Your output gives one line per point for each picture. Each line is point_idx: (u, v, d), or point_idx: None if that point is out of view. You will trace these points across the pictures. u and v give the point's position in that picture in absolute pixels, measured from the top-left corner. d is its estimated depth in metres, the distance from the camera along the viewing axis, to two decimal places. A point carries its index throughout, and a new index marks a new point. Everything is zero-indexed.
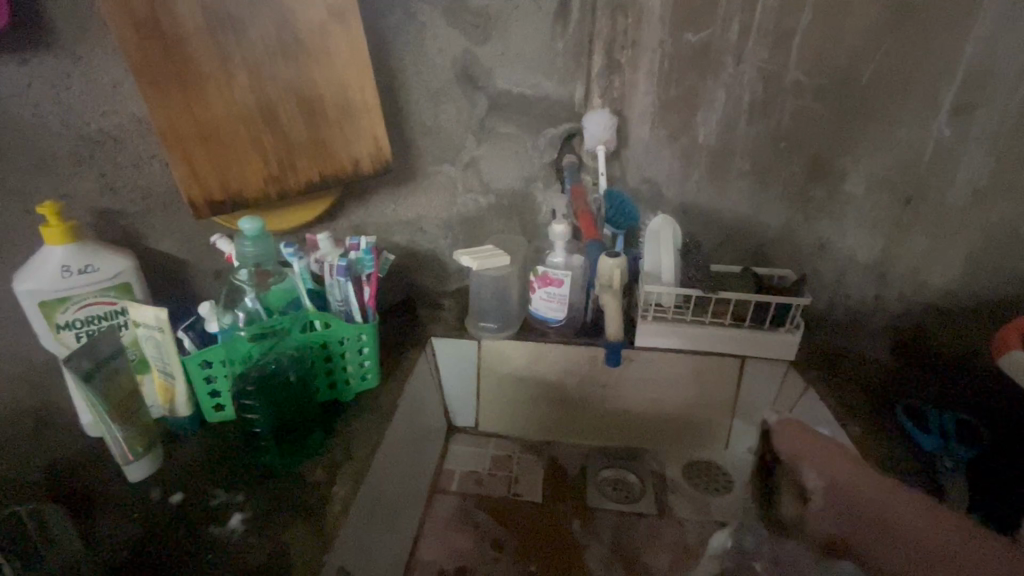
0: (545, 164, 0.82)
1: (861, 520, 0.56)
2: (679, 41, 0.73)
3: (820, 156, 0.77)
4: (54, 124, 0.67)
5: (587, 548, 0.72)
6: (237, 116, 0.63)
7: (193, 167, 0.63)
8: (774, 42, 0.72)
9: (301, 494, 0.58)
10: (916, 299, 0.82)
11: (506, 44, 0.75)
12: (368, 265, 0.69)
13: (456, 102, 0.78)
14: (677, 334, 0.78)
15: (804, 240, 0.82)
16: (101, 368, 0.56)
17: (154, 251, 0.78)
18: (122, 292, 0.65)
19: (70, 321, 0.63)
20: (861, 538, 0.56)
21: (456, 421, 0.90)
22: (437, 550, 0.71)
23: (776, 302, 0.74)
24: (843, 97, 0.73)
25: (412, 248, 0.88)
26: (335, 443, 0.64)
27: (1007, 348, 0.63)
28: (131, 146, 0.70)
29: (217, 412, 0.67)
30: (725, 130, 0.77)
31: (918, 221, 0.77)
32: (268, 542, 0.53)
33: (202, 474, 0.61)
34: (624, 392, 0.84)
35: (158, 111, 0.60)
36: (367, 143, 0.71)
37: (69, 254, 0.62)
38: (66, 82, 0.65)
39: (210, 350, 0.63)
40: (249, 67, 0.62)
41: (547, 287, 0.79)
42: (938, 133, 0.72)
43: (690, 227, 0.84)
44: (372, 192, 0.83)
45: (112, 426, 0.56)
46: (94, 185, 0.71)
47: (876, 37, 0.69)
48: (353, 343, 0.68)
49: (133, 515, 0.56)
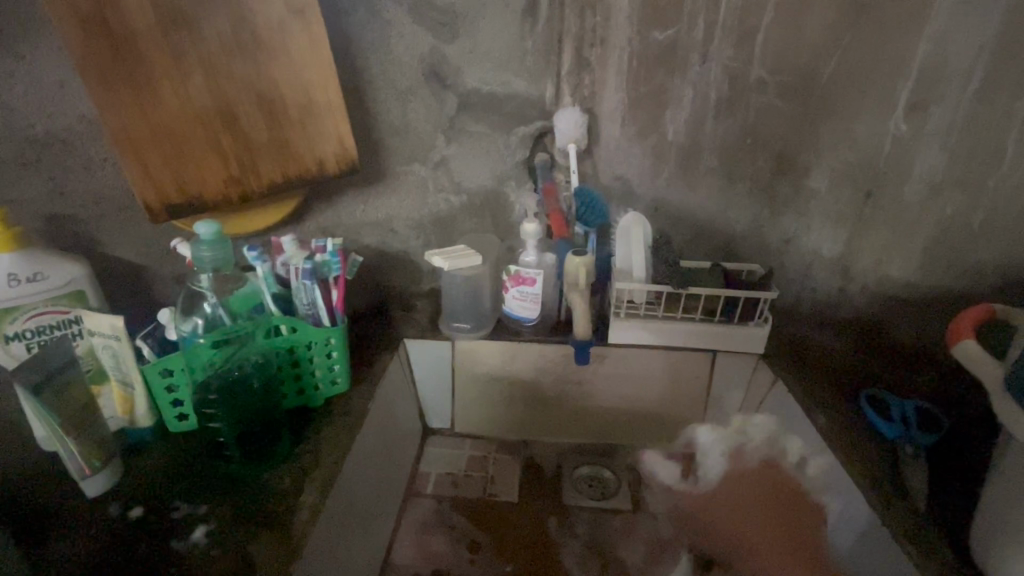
0: (516, 163, 0.82)
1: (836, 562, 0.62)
2: (646, 39, 0.74)
3: (784, 152, 0.78)
4: (0, 125, 0.64)
5: (562, 545, 0.72)
6: (192, 117, 0.61)
7: (148, 170, 0.61)
8: (738, 40, 0.73)
9: (268, 504, 0.56)
10: (880, 291, 0.83)
11: (473, 42, 0.74)
12: (335, 268, 0.67)
13: (424, 100, 0.77)
14: (648, 330, 0.79)
15: (771, 236, 0.83)
16: (54, 381, 0.54)
17: (111, 257, 0.75)
18: (75, 300, 0.63)
19: (19, 331, 0.60)
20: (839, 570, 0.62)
21: (431, 423, 0.90)
22: (412, 554, 0.70)
23: (745, 296, 0.75)
24: (805, 94, 0.74)
25: (384, 249, 0.87)
26: (304, 449, 0.63)
27: (960, 336, 0.63)
28: (83, 148, 0.67)
29: (181, 422, 0.65)
30: (692, 128, 0.78)
31: (879, 214, 0.79)
32: (234, 554, 0.52)
33: (165, 487, 0.59)
34: (599, 389, 0.85)
35: (109, 112, 0.58)
36: (331, 143, 0.69)
37: (16, 261, 0.59)
38: (10, 81, 0.63)
39: (170, 359, 0.60)
40: (206, 66, 0.60)
41: (520, 286, 0.78)
42: (896, 129, 0.74)
43: (660, 224, 0.85)
44: (341, 193, 0.82)
45: (66, 440, 0.54)
46: (45, 189, 0.69)
47: (835, 36, 0.70)
48: (321, 347, 0.67)
49: (90, 532, 0.54)
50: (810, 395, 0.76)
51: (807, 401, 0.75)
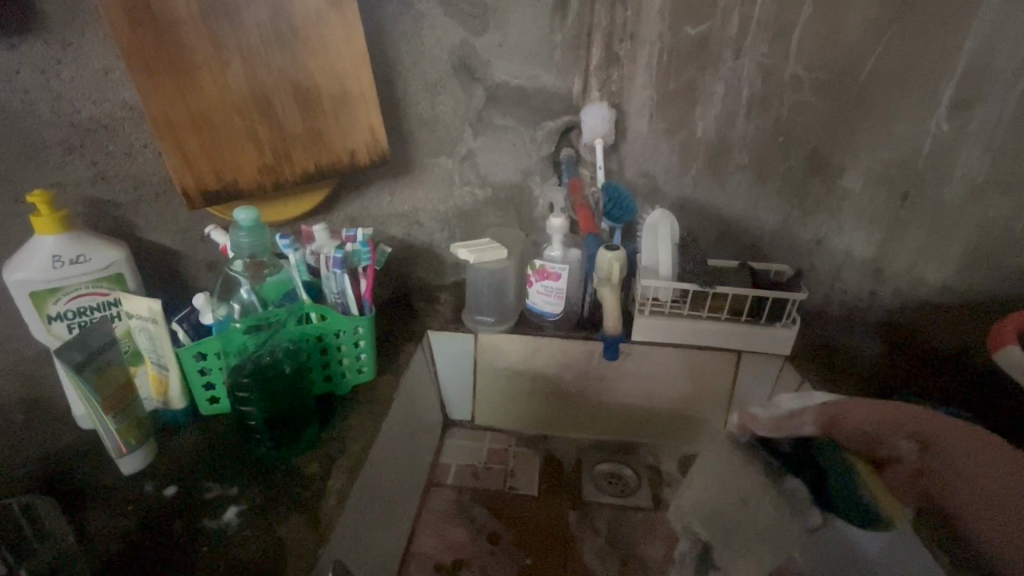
0: (542, 157, 0.82)
1: (971, 483, 0.50)
2: (679, 34, 0.73)
3: (818, 150, 0.77)
4: (44, 112, 0.66)
5: (582, 539, 0.72)
6: (231, 105, 0.62)
7: (187, 157, 0.62)
8: (773, 36, 0.72)
9: (297, 487, 0.57)
10: (912, 296, 0.80)
11: (504, 35, 0.74)
12: (364, 257, 0.67)
13: (453, 92, 0.77)
14: (674, 329, 0.78)
15: (800, 236, 0.82)
16: (94, 360, 0.55)
17: (146, 242, 0.77)
18: (114, 283, 0.64)
19: (62, 312, 0.62)
20: (974, 501, 0.50)
21: (453, 416, 0.90)
22: (433, 543, 0.71)
23: (774, 296, 0.74)
24: (841, 92, 0.73)
25: (409, 241, 0.88)
26: (331, 436, 0.64)
27: (1003, 344, 0.63)
28: (123, 135, 0.69)
29: (212, 404, 0.67)
30: (723, 125, 0.77)
31: (916, 217, 0.76)
32: (265, 536, 0.53)
33: (197, 467, 0.60)
34: (621, 385, 0.84)
35: (151, 99, 0.59)
36: (363, 133, 0.70)
37: (60, 244, 0.61)
38: (56, 68, 0.64)
39: (205, 342, 0.62)
40: (244, 55, 0.61)
41: (544, 280, 0.78)
42: (936, 128, 0.71)
43: (687, 222, 0.85)
44: (369, 183, 0.82)
45: (106, 418, 0.56)
46: (86, 174, 0.70)
47: (874, 32, 0.69)
48: (350, 335, 0.68)
49: (126, 508, 0.56)
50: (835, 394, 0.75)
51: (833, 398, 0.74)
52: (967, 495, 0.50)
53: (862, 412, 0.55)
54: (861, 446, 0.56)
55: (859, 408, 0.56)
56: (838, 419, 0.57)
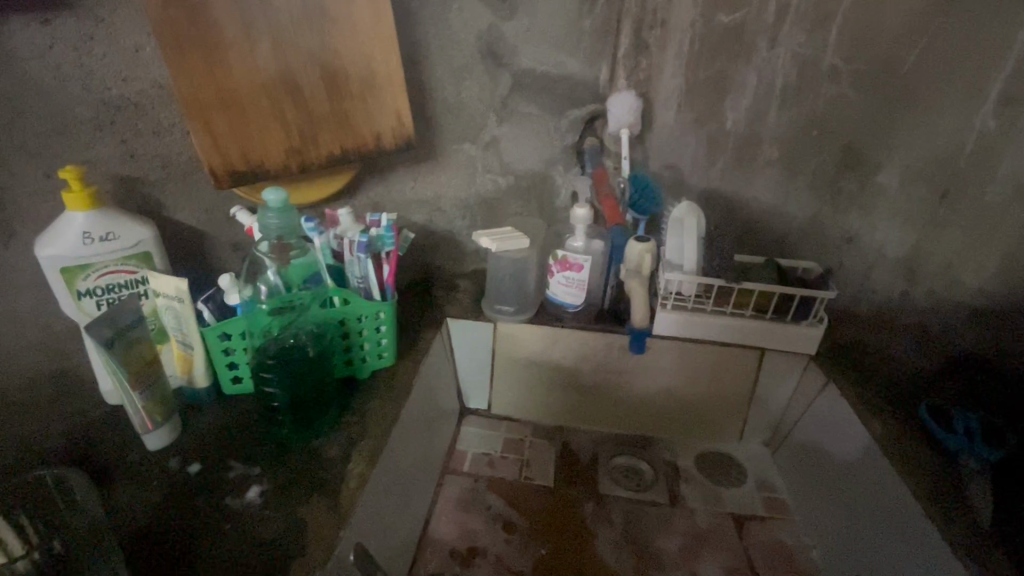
0: (567, 146, 0.80)
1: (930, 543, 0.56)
2: (712, 22, 0.71)
3: (854, 145, 0.74)
4: (76, 88, 0.66)
5: (597, 533, 0.72)
6: (259, 86, 0.62)
7: (214, 136, 0.62)
8: (811, 25, 0.69)
9: (317, 469, 0.58)
10: (946, 296, 0.80)
11: (532, 20, 0.72)
12: (388, 243, 0.67)
13: (480, 78, 0.76)
14: (697, 324, 0.76)
15: (830, 234, 0.80)
16: (122, 336, 0.56)
17: (172, 222, 0.77)
18: (142, 261, 0.64)
19: (91, 288, 0.63)
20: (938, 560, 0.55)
21: (469, 404, 0.90)
22: (449, 529, 0.71)
23: (802, 294, 0.72)
24: (881, 85, 0.70)
25: (430, 227, 0.87)
26: (351, 420, 0.64)
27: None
28: (152, 114, 0.69)
29: (235, 384, 0.68)
30: (754, 117, 0.75)
31: (954, 214, 0.75)
32: (286, 516, 0.53)
33: (219, 446, 0.61)
34: (639, 378, 0.83)
35: (181, 78, 0.59)
36: (389, 117, 0.69)
37: (90, 220, 0.61)
38: (89, 44, 0.64)
39: (229, 323, 0.63)
40: (274, 36, 0.61)
41: (566, 271, 0.77)
42: (982, 125, 0.70)
43: (713, 217, 0.83)
44: (391, 168, 0.82)
45: (132, 394, 0.57)
46: (116, 152, 0.70)
47: (919, 24, 0.66)
48: (371, 321, 0.68)
49: (151, 484, 0.57)
50: (863, 399, 0.72)
51: (862, 405, 0.71)
52: (929, 535, 0.57)
53: (871, 467, 0.66)
54: (860, 492, 0.67)
55: (867, 465, 0.67)
56: (850, 423, 0.71)
